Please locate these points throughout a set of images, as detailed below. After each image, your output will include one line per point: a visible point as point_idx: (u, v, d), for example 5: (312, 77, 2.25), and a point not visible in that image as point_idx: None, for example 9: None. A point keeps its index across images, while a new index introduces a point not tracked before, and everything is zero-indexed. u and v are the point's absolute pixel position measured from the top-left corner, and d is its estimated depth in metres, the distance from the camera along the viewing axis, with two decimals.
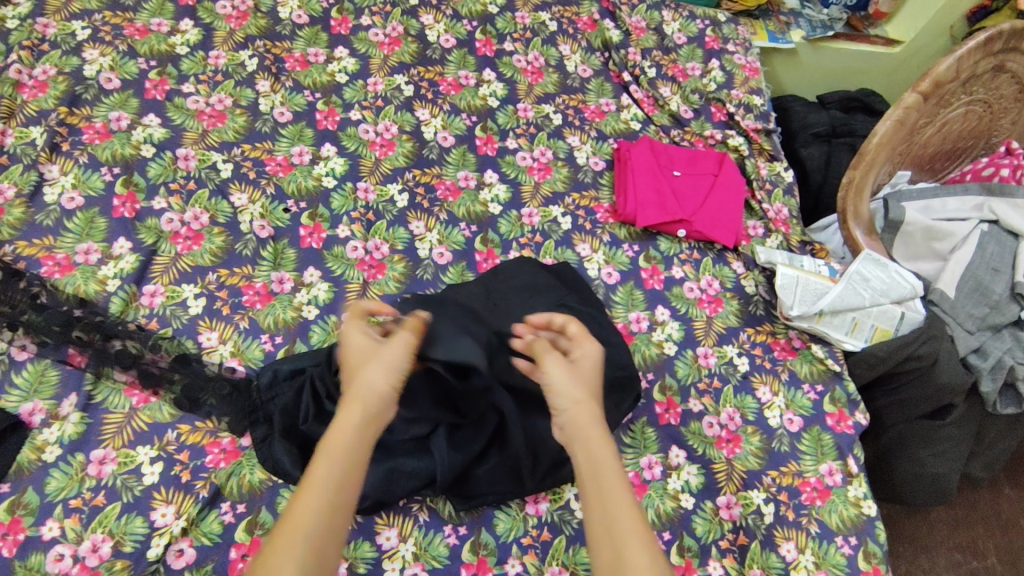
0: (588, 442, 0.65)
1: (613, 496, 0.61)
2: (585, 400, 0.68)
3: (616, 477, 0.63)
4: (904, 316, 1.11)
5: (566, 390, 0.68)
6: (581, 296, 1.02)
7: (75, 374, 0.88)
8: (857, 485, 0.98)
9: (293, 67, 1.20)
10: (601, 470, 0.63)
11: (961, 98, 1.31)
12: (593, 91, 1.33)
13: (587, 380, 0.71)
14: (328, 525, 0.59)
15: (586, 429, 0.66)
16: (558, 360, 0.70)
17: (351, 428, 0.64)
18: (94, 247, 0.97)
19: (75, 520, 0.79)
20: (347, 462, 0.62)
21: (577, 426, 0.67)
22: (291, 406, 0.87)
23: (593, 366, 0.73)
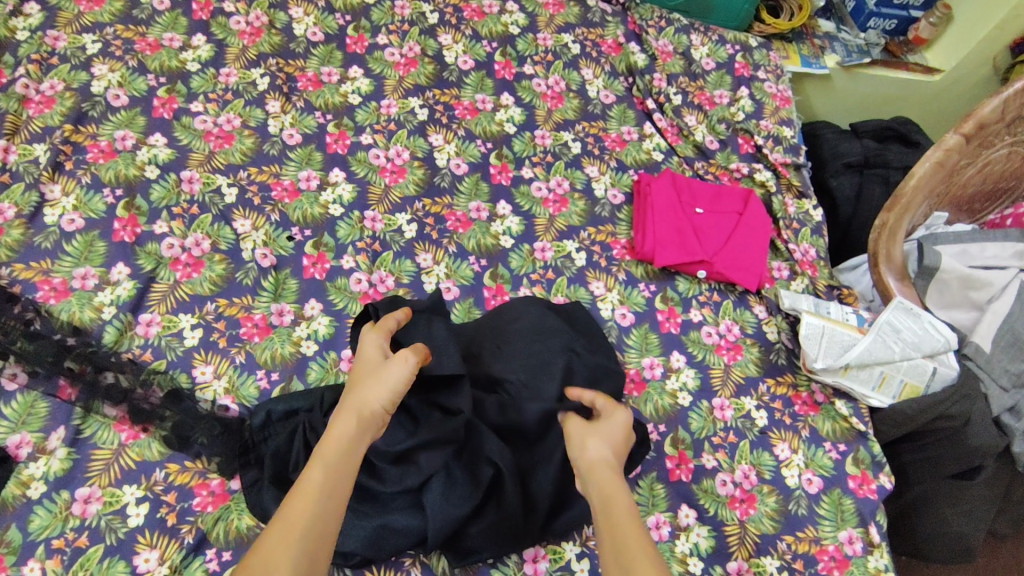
0: (604, 488, 0.63)
1: (622, 536, 0.58)
2: (609, 452, 0.66)
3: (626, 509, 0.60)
4: (936, 372, 1.05)
5: (579, 440, 0.68)
6: (590, 342, 0.97)
7: (65, 406, 0.85)
8: (879, 555, 0.92)
9: (305, 87, 1.17)
10: (612, 501, 0.61)
11: (1005, 139, 1.24)
12: (615, 118, 1.28)
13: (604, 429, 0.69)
14: (319, 529, 0.57)
15: (602, 478, 0.64)
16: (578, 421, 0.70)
17: (347, 434, 0.64)
18: (92, 272, 0.94)
19: (56, 562, 0.76)
20: (340, 468, 0.62)
21: (593, 473, 0.65)
22: (282, 451, 0.82)
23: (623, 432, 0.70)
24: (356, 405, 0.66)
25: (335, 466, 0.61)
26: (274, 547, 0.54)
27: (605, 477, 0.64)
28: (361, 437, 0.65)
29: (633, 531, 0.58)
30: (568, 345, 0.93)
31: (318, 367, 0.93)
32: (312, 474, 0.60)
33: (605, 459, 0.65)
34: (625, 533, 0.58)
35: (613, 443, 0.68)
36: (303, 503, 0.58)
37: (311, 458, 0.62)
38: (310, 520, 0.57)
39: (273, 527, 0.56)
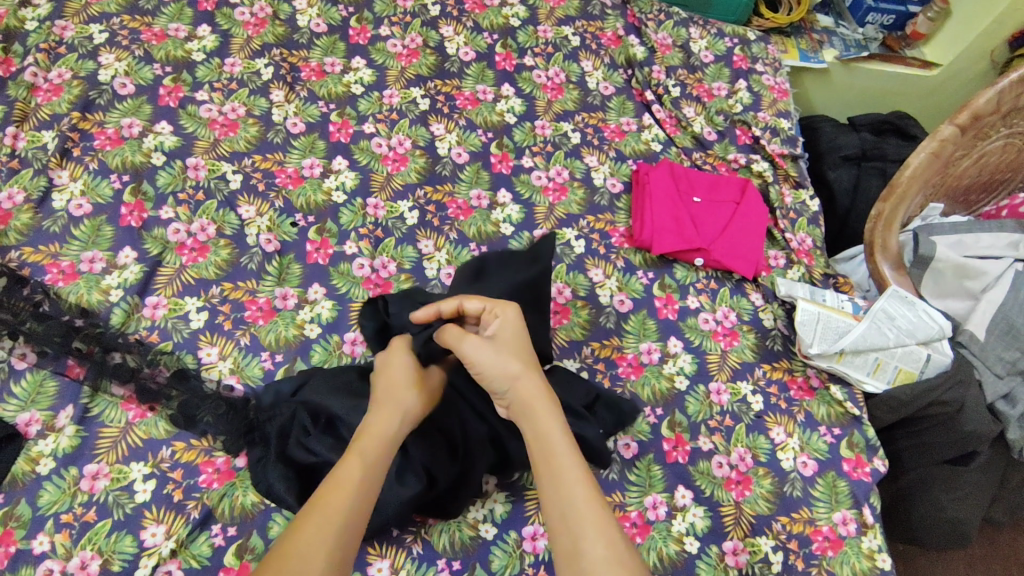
0: (535, 420, 0.67)
1: (568, 482, 0.61)
2: (521, 373, 0.71)
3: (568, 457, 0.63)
4: (930, 358, 1.06)
5: (496, 371, 0.72)
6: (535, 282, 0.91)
7: (74, 385, 0.87)
8: (872, 536, 0.94)
9: (309, 77, 1.18)
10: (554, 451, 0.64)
11: (1001, 131, 1.25)
12: (614, 109, 1.29)
13: (512, 347, 0.74)
14: (357, 518, 0.59)
15: (530, 405, 0.68)
16: (475, 341, 0.75)
17: (388, 432, 0.68)
18: (100, 256, 0.96)
19: (65, 536, 0.78)
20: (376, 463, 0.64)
21: (523, 400, 0.69)
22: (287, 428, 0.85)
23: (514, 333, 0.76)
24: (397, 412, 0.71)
25: (373, 461, 0.64)
26: (312, 532, 0.55)
27: (532, 405, 0.68)
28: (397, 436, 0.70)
29: (571, 464, 0.62)
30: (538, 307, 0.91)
31: (322, 350, 0.94)
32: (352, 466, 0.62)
33: (532, 389, 0.69)
34: (561, 474, 0.62)
35: (521, 357, 0.73)
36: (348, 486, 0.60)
37: (350, 451, 0.64)
38: (351, 510, 0.59)
39: (313, 512, 0.57)
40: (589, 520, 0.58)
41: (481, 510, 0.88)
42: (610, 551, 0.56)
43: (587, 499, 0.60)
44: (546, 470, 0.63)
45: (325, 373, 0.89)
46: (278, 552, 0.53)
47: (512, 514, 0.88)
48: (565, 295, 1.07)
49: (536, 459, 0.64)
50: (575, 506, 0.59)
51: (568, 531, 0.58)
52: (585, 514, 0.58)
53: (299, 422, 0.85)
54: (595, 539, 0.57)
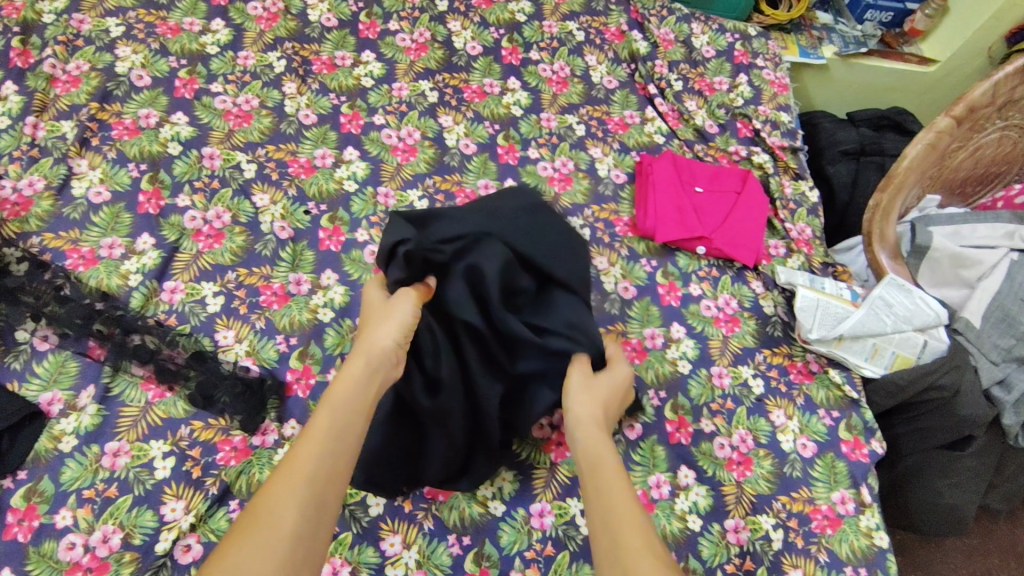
0: (590, 445, 0.68)
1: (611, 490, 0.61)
2: (591, 406, 0.74)
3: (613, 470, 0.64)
4: (927, 344, 1.09)
5: (576, 398, 0.75)
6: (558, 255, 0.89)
7: (95, 366, 0.90)
8: (870, 515, 0.96)
9: (320, 70, 1.21)
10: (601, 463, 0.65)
11: (996, 123, 1.28)
12: (618, 103, 1.32)
13: (599, 392, 0.77)
14: (324, 474, 0.57)
15: (589, 437, 0.70)
16: (582, 373, 0.79)
17: (359, 380, 0.66)
18: (118, 242, 0.99)
19: (88, 511, 0.81)
20: (348, 415, 0.63)
21: (579, 424, 0.71)
22: None
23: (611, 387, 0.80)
24: (365, 356, 0.69)
25: (344, 412, 0.62)
26: (279, 497, 0.54)
27: (593, 436, 0.70)
28: (367, 378, 0.67)
29: (617, 480, 0.63)
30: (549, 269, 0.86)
31: (334, 333, 0.97)
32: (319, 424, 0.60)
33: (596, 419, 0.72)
34: (607, 487, 0.62)
35: (603, 405, 0.76)
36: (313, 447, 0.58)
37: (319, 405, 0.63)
38: (319, 467, 0.57)
39: (278, 477, 0.56)
40: (627, 516, 0.58)
41: (490, 488, 0.91)
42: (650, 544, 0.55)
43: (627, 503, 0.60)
44: (597, 488, 0.62)
45: None
46: (244, 515, 0.53)
47: (520, 491, 0.91)
48: None
49: (589, 475, 0.65)
50: (618, 507, 0.59)
51: (608, 533, 0.57)
52: (625, 517, 0.58)
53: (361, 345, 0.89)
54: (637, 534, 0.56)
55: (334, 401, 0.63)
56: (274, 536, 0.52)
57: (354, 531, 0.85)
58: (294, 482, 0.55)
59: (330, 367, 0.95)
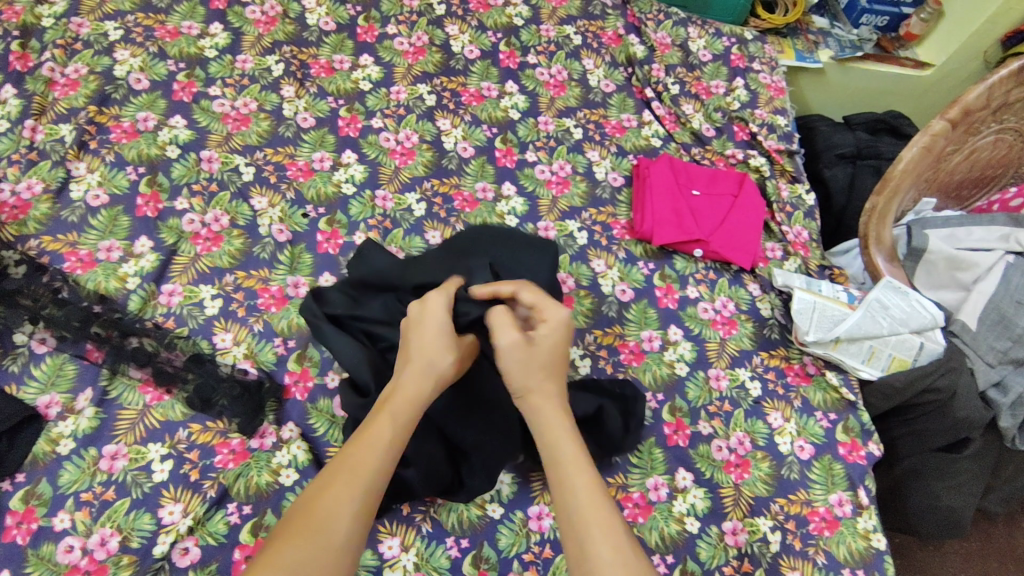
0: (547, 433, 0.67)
1: (571, 494, 0.62)
2: (536, 387, 0.70)
3: (572, 468, 0.64)
4: (923, 347, 1.10)
5: (521, 377, 0.70)
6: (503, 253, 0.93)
7: (93, 369, 0.90)
8: (867, 517, 0.97)
9: (318, 73, 1.21)
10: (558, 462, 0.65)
11: (991, 126, 1.29)
12: (615, 106, 1.32)
13: (544, 362, 0.71)
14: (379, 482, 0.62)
15: (548, 424, 0.68)
16: (513, 338, 0.70)
17: (419, 397, 0.68)
18: (117, 244, 0.99)
19: (85, 514, 0.81)
20: (406, 429, 0.66)
21: (538, 417, 0.69)
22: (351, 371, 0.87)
23: (555, 345, 0.72)
24: (422, 376, 0.69)
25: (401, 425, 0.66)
26: (338, 497, 0.59)
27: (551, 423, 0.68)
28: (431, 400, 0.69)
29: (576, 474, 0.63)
30: (501, 254, 0.92)
31: None
32: (378, 431, 0.64)
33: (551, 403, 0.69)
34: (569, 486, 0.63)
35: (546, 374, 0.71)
36: (369, 455, 0.62)
37: (380, 411, 0.66)
38: (376, 474, 0.62)
39: (337, 480, 0.60)
40: (595, 523, 0.60)
41: (489, 490, 0.91)
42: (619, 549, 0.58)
43: (592, 507, 0.61)
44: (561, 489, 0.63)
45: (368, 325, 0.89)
46: (302, 510, 0.58)
47: (518, 494, 0.91)
48: (568, 285, 1.10)
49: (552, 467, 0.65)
50: (581, 510, 0.61)
51: (575, 538, 0.60)
52: (592, 522, 0.60)
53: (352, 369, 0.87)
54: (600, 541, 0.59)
55: (393, 409, 0.66)
56: (329, 543, 0.56)
57: None
58: (352, 486, 0.60)
59: (328, 370, 0.95)
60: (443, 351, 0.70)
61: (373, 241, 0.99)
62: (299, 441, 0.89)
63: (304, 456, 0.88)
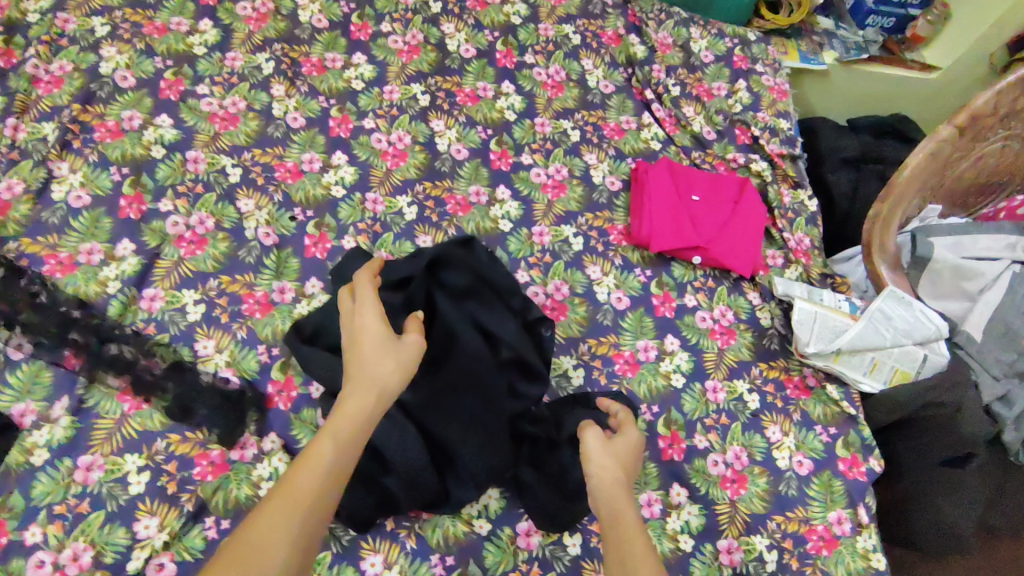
0: (615, 506, 0.63)
1: (630, 548, 0.59)
2: (616, 472, 0.66)
3: (635, 531, 0.60)
4: (927, 359, 1.08)
5: (601, 458, 0.66)
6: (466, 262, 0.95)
7: (69, 376, 0.87)
8: (866, 536, 0.94)
9: (309, 72, 1.18)
10: (623, 527, 0.60)
11: (998, 132, 1.25)
12: (614, 108, 1.29)
13: (622, 452, 0.69)
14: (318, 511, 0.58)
15: (614, 493, 0.64)
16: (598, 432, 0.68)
17: (364, 412, 0.65)
18: (98, 247, 0.96)
19: (58, 527, 0.78)
20: (347, 451, 0.62)
21: (608, 491, 0.64)
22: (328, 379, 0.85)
23: (631, 449, 0.71)
24: (366, 389, 0.66)
25: (343, 443, 0.62)
26: (275, 525, 0.55)
27: (619, 495, 0.64)
28: (375, 416, 0.66)
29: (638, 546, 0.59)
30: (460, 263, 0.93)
31: None
32: (320, 453, 0.61)
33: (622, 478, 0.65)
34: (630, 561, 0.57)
35: (625, 467, 0.67)
36: (314, 474, 0.59)
37: (320, 430, 0.63)
38: (313, 499, 0.58)
39: (277, 499, 0.57)
40: None
41: (476, 505, 0.88)
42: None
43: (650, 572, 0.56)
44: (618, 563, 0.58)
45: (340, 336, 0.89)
46: (233, 540, 0.54)
47: (506, 509, 0.89)
48: (563, 292, 1.07)
49: (612, 531, 0.61)
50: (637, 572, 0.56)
51: None
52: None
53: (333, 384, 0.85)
54: None
55: (336, 425, 0.63)
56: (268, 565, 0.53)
57: (334, 551, 0.82)
58: (289, 513, 0.56)
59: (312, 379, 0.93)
60: (389, 356, 0.68)
61: (362, 250, 0.99)
62: (281, 453, 0.87)
63: (286, 469, 0.86)
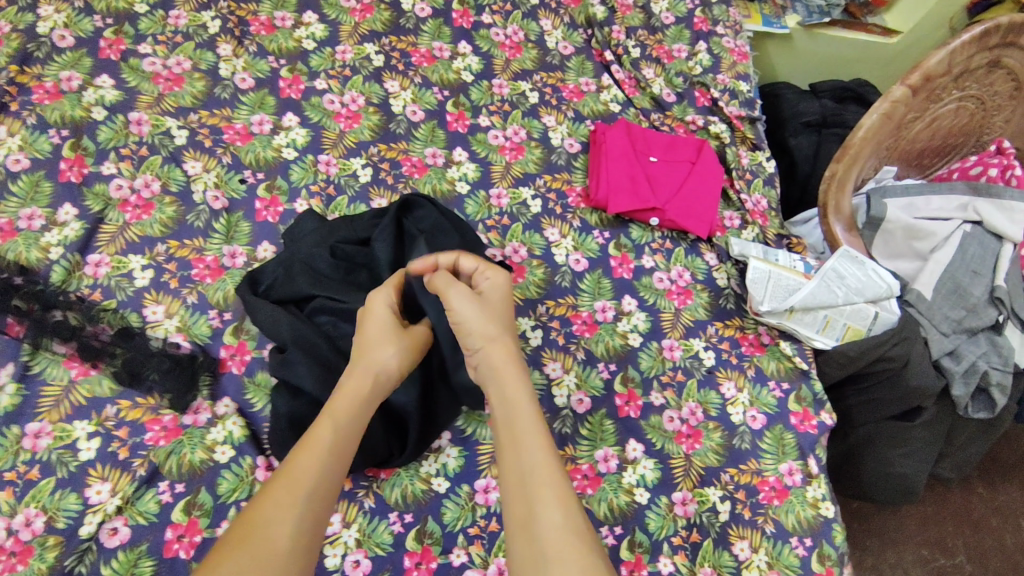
0: (506, 396, 0.69)
1: (523, 445, 0.65)
2: (495, 338, 0.75)
3: (528, 425, 0.66)
4: (878, 316, 1.09)
5: (477, 329, 0.75)
6: (419, 226, 0.96)
7: (13, 344, 0.85)
8: (817, 486, 0.96)
9: (258, 31, 1.15)
10: (514, 418, 0.67)
11: (953, 93, 1.27)
12: (573, 69, 1.28)
13: (491, 314, 0.77)
14: (322, 490, 0.61)
15: (502, 378, 0.71)
16: (472, 300, 0.77)
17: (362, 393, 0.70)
18: (38, 213, 0.93)
19: (8, 494, 0.77)
20: (349, 431, 0.66)
21: (493, 366, 0.72)
22: (272, 330, 0.85)
23: (501, 302, 0.80)
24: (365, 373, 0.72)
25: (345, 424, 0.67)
26: (285, 510, 0.57)
27: (506, 375, 0.71)
28: (372, 398, 0.72)
29: (535, 443, 0.65)
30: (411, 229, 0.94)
31: None
32: (320, 436, 0.64)
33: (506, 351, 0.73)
34: (527, 468, 0.63)
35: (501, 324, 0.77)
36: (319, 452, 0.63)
37: (323, 414, 0.67)
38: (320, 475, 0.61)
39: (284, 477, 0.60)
40: (547, 487, 0.61)
41: (434, 464, 0.89)
42: (563, 524, 0.59)
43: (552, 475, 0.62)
44: (518, 478, 0.63)
45: (292, 292, 0.89)
46: (242, 523, 0.57)
47: (465, 468, 0.89)
48: (521, 254, 1.06)
49: (506, 427, 0.67)
50: (534, 468, 0.63)
51: (524, 498, 0.61)
52: (544, 484, 0.61)
53: (280, 338, 0.84)
54: (553, 508, 0.60)
55: (337, 408, 0.68)
56: (272, 544, 0.55)
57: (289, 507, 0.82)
58: (293, 491, 0.59)
59: (266, 343, 0.91)
60: (387, 342, 0.76)
61: (314, 212, 0.98)
62: (235, 417, 0.86)
63: (240, 432, 0.85)
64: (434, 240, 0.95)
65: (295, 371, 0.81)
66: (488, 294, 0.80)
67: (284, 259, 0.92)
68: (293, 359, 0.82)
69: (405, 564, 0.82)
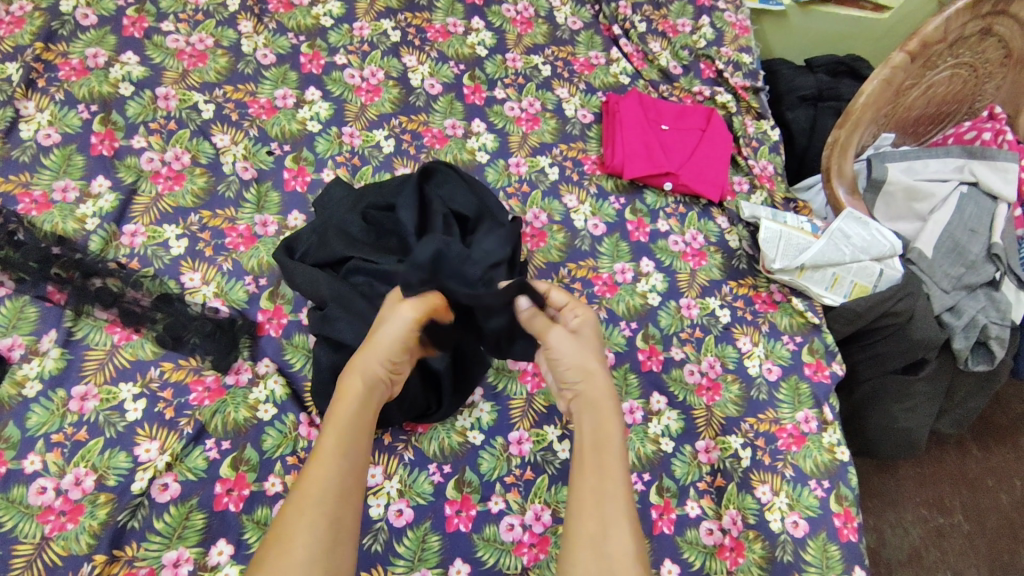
0: (593, 421, 0.69)
1: (605, 462, 0.65)
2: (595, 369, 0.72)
3: (611, 448, 0.66)
4: (883, 273, 1.13)
5: (575, 365, 0.72)
6: (438, 188, 0.96)
7: (56, 310, 0.87)
8: (832, 431, 1.01)
9: (276, 9, 1.17)
10: (603, 441, 0.67)
11: (947, 60, 1.32)
12: (583, 44, 1.31)
13: (589, 343, 0.74)
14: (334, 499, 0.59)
15: (595, 400, 0.70)
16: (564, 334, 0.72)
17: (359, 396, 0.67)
18: (72, 185, 0.95)
19: (58, 454, 0.79)
20: (353, 439, 0.64)
21: (591, 398, 0.70)
22: (310, 288, 0.88)
23: (592, 333, 0.76)
24: (365, 367, 0.69)
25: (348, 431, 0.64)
26: (299, 524, 0.57)
27: (592, 395, 0.70)
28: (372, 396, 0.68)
29: (616, 466, 0.65)
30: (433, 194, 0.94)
31: None
32: (331, 446, 0.62)
33: (606, 385, 0.70)
34: (609, 495, 0.63)
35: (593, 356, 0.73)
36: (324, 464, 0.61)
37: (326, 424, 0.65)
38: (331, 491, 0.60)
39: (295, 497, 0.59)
40: (618, 509, 0.62)
41: (469, 418, 0.92)
42: (634, 553, 0.59)
43: (621, 495, 0.63)
44: (596, 501, 0.62)
45: (325, 254, 0.90)
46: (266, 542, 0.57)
47: (498, 421, 0.92)
48: (541, 219, 1.10)
49: (585, 445, 0.67)
50: (610, 492, 0.63)
51: (598, 518, 0.61)
52: (618, 506, 0.62)
53: (319, 295, 0.87)
54: (623, 529, 0.61)
55: (336, 418, 0.65)
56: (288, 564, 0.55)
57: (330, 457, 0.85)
58: (299, 512, 0.58)
59: (301, 307, 0.94)
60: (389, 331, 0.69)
61: (342, 180, 1.01)
62: (276, 376, 0.89)
63: (282, 391, 0.88)
64: (457, 202, 0.96)
65: (335, 327, 0.84)
66: (585, 325, 0.75)
67: (315, 226, 0.94)
68: (331, 316, 0.85)
69: (447, 512, 0.85)
